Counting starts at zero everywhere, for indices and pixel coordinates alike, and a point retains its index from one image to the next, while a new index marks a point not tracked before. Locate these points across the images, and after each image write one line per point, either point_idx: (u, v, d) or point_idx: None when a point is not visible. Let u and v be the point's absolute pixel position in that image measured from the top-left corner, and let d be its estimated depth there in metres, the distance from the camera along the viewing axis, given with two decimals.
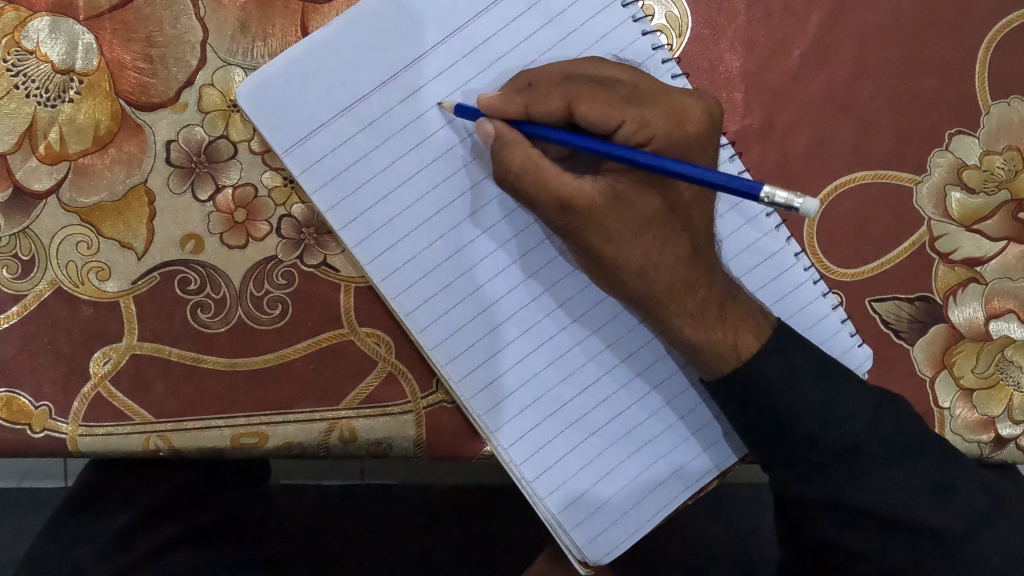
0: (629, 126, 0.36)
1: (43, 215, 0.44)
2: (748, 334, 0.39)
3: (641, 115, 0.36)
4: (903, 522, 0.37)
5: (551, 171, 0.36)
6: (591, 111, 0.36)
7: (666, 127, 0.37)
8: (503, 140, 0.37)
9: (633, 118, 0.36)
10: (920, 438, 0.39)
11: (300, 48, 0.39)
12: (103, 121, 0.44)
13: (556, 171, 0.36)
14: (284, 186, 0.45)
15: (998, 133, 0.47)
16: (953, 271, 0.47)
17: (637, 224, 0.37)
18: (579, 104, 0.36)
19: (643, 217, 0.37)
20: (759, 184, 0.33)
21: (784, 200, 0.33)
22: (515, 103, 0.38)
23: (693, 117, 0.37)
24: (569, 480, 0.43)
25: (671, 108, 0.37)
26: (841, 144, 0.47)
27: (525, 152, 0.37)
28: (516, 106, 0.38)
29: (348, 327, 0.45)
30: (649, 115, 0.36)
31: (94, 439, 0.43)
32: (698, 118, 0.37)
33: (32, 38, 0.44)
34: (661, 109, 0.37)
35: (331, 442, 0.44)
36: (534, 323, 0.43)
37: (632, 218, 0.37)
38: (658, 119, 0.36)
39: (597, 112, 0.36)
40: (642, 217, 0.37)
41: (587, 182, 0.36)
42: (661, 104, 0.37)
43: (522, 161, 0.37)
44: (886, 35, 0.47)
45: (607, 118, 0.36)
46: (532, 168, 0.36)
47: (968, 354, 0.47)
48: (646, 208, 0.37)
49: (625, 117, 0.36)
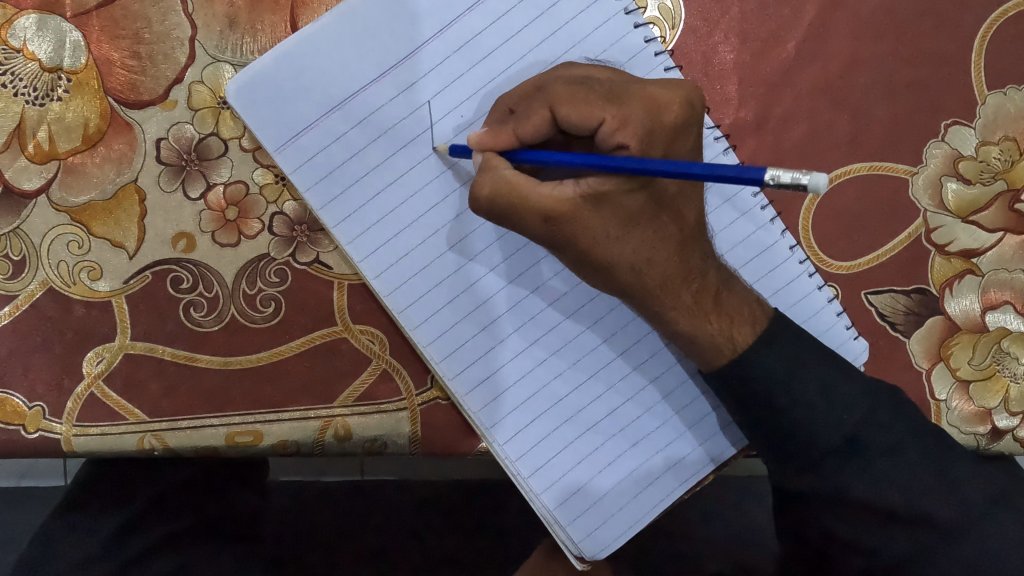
0: (608, 125, 0.36)
1: (33, 215, 0.44)
2: (743, 325, 0.39)
3: (620, 112, 0.36)
4: (900, 513, 0.37)
5: (529, 185, 0.36)
6: (571, 113, 0.36)
7: (645, 121, 0.35)
8: (487, 161, 0.37)
9: (613, 116, 0.36)
10: (916, 429, 0.38)
11: (291, 44, 0.39)
12: (92, 120, 0.44)
13: (535, 183, 0.36)
14: (276, 183, 0.45)
15: (994, 124, 0.47)
16: (949, 262, 0.47)
17: (626, 223, 0.37)
18: (559, 107, 0.36)
19: (631, 216, 0.36)
20: (763, 167, 0.32)
21: (790, 179, 0.31)
22: (504, 129, 0.37)
23: (671, 107, 0.36)
24: (565, 475, 0.43)
25: (650, 100, 0.36)
26: (837, 136, 0.47)
27: (504, 171, 0.37)
28: (504, 132, 0.37)
29: (342, 324, 0.45)
30: (627, 111, 0.36)
31: (88, 439, 0.43)
32: (676, 106, 0.36)
33: (18, 36, 0.43)
34: (638, 102, 0.36)
35: (325, 439, 0.44)
36: (528, 319, 0.43)
37: (619, 215, 0.36)
38: (637, 113, 0.36)
39: (578, 112, 0.36)
40: (630, 214, 0.36)
41: (569, 188, 0.36)
42: (640, 96, 0.36)
43: (496, 181, 0.36)
44: (881, 26, 0.47)
45: (589, 118, 0.36)
46: (508, 181, 0.36)
47: (964, 346, 0.46)
48: (634, 206, 0.36)
49: (606, 116, 0.36)
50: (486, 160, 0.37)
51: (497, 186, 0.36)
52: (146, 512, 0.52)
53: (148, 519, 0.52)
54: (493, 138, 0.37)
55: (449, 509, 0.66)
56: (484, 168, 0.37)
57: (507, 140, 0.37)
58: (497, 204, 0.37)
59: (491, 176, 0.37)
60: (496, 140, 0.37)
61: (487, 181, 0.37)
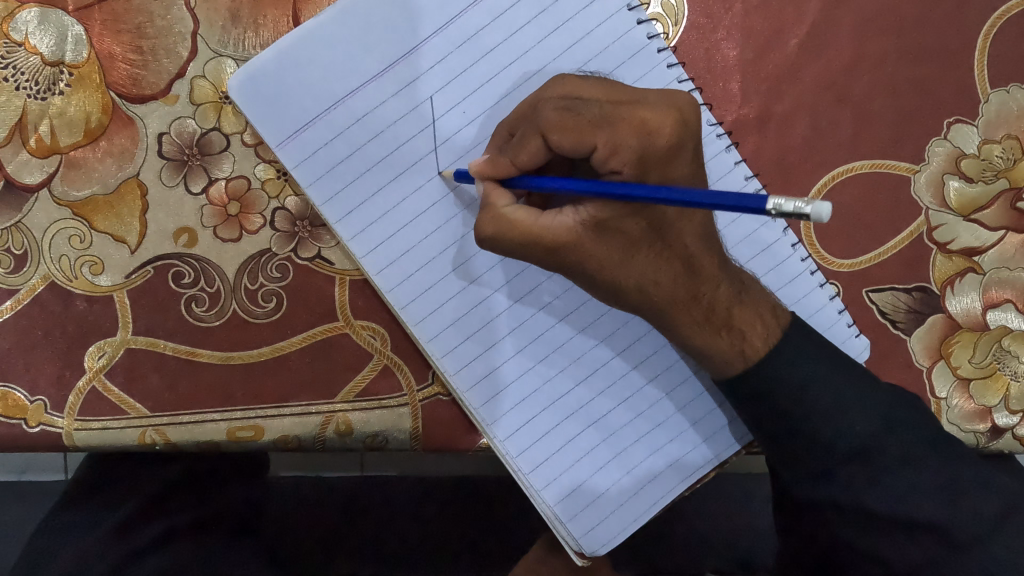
0: (601, 150, 0.35)
1: (35, 210, 0.44)
2: (756, 338, 0.39)
3: (612, 136, 0.35)
4: (898, 518, 0.38)
5: (531, 220, 0.36)
6: (564, 140, 0.35)
7: (642, 134, 0.35)
8: (488, 195, 0.38)
9: (605, 142, 0.35)
10: (922, 439, 0.38)
11: (291, 40, 0.39)
12: (94, 114, 0.44)
13: (535, 218, 0.36)
14: (278, 179, 0.45)
15: (996, 122, 0.47)
16: (950, 261, 0.47)
17: (628, 245, 0.36)
18: (551, 133, 0.36)
19: (632, 237, 0.36)
20: (765, 196, 0.30)
21: (792, 209, 0.28)
22: (502, 159, 0.37)
23: (663, 129, 0.35)
24: (566, 472, 0.43)
25: (641, 124, 0.35)
26: (839, 135, 0.47)
27: (504, 209, 0.37)
28: (503, 163, 0.37)
29: (344, 320, 0.45)
30: (620, 135, 0.35)
31: (90, 433, 0.43)
32: (668, 126, 0.35)
33: (20, 29, 0.43)
34: (634, 115, 0.35)
35: (327, 434, 0.44)
36: (529, 316, 0.43)
37: (620, 241, 0.36)
38: (633, 128, 0.35)
39: (571, 137, 0.35)
40: (630, 239, 0.36)
41: (569, 216, 0.36)
42: (630, 120, 0.35)
43: (497, 211, 0.37)
44: (884, 24, 0.47)
45: (581, 144, 0.35)
46: (509, 220, 0.37)
47: (965, 344, 0.46)
48: (634, 232, 0.36)
49: (598, 140, 0.35)
50: (487, 191, 0.38)
51: (497, 217, 0.37)
52: (147, 507, 0.52)
53: (148, 514, 0.52)
54: (493, 168, 0.37)
55: (450, 504, 0.67)
56: (485, 202, 0.38)
57: (507, 170, 0.37)
58: (503, 225, 0.37)
59: (490, 215, 0.37)
60: (496, 170, 0.37)
61: (488, 222, 0.37)
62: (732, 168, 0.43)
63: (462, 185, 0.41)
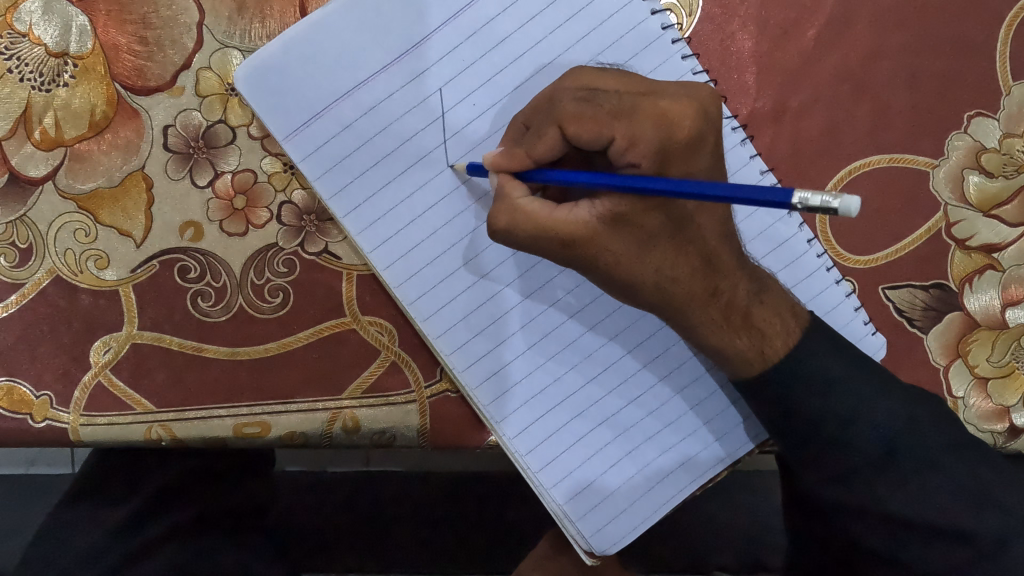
0: (619, 143, 0.34)
1: (40, 203, 0.43)
2: (774, 337, 0.38)
3: (630, 129, 0.34)
4: (914, 519, 0.37)
5: (545, 213, 0.36)
6: (580, 132, 0.35)
7: (661, 126, 0.34)
8: (502, 187, 0.37)
9: (623, 134, 0.34)
10: (942, 439, 0.38)
11: (299, 30, 0.38)
12: (99, 105, 0.43)
13: (550, 210, 0.36)
14: (284, 172, 0.44)
15: (1018, 115, 0.46)
16: (970, 257, 0.46)
17: (644, 240, 0.36)
18: (567, 125, 0.35)
19: (649, 232, 0.35)
20: (789, 189, 0.29)
21: (820, 203, 0.28)
22: (516, 151, 0.36)
23: (681, 122, 0.34)
24: (576, 470, 0.42)
25: (659, 116, 0.34)
26: (857, 129, 0.46)
27: (519, 200, 0.36)
28: (518, 155, 0.36)
29: (350, 315, 0.44)
30: (639, 127, 0.34)
31: (96, 428, 0.43)
32: (687, 120, 0.34)
33: (24, 20, 0.43)
34: (652, 107, 0.34)
35: (334, 431, 0.44)
36: (539, 313, 0.42)
37: (635, 235, 0.35)
38: (651, 120, 0.34)
39: (588, 130, 0.35)
40: (646, 234, 0.35)
41: (584, 210, 0.35)
42: (648, 112, 0.34)
43: (511, 206, 0.36)
44: (903, 15, 0.46)
45: (599, 136, 0.34)
46: (525, 213, 0.36)
47: (983, 343, 0.45)
48: (651, 226, 0.35)
49: (615, 133, 0.34)
50: (501, 185, 0.37)
51: (511, 212, 0.36)
52: (152, 503, 0.51)
53: (154, 510, 0.51)
54: (507, 160, 0.36)
55: (453, 500, 0.67)
56: (499, 194, 0.37)
57: (522, 162, 0.36)
58: (518, 219, 0.36)
59: (505, 208, 0.36)
60: (510, 163, 0.36)
61: (503, 213, 0.36)
62: (747, 162, 0.42)
63: (475, 179, 0.41)
